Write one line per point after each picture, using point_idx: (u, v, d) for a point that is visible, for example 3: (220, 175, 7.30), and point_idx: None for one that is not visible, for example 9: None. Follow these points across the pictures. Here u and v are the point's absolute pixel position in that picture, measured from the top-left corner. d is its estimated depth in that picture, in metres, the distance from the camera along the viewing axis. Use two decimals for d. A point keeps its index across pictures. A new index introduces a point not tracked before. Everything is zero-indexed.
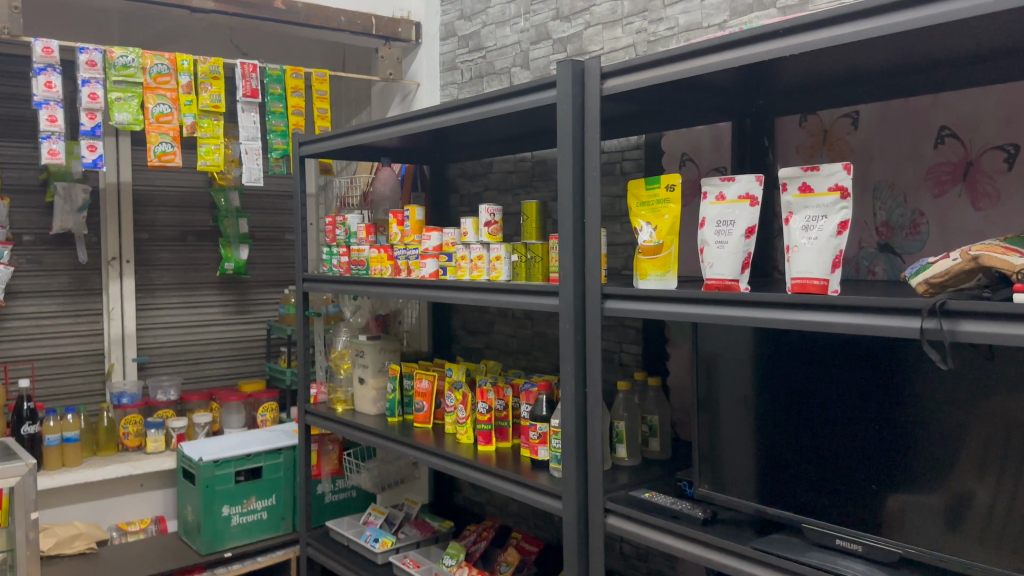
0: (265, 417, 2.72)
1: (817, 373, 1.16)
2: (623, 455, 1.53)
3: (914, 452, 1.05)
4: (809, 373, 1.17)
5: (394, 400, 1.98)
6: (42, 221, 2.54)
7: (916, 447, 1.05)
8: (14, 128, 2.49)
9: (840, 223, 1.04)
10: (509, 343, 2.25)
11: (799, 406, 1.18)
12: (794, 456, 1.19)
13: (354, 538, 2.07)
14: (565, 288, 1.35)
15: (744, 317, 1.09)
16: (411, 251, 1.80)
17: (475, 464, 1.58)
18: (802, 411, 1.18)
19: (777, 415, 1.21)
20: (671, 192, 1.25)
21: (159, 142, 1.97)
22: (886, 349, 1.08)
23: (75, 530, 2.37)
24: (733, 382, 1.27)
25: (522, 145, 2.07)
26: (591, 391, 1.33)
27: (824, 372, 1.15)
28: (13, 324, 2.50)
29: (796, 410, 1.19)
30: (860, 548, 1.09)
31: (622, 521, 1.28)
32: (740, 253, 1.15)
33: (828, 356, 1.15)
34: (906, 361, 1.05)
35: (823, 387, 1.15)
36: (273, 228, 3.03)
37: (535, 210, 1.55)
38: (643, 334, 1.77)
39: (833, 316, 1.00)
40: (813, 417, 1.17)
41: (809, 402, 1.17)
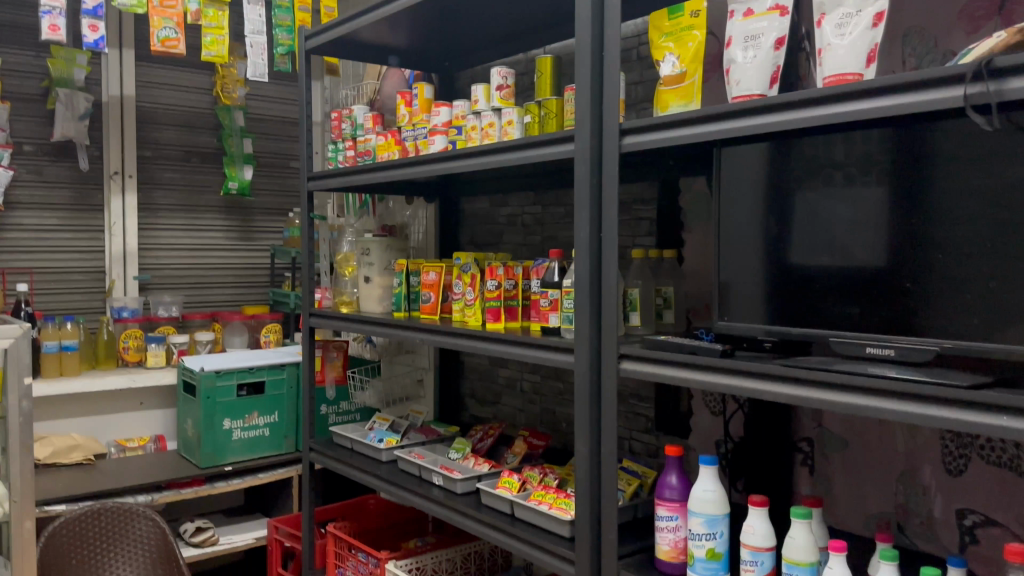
0: (268, 338, 2.67)
1: (834, 205, 1.08)
2: (637, 323, 1.49)
3: (945, 234, 0.96)
4: (826, 203, 1.08)
5: (400, 294, 1.93)
6: (43, 131, 2.49)
7: (947, 226, 0.95)
8: (16, 33, 2.44)
9: (877, 14, 0.98)
10: (519, 250, 2.20)
11: (815, 239, 1.10)
12: (806, 297, 1.10)
13: (358, 440, 2.02)
14: (582, 130, 1.28)
15: (773, 125, 1.03)
16: (420, 130, 1.75)
17: (483, 334, 1.53)
18: (815, 249, 1.10)
19: (791, 257, 1.12)
20: (695, 19, 1.19)
21: (163, 27, 1.91)
22: (902, 170, 1.00)
23: (73, 442, 2.31)
24: (743, 232, 1.19)
25: (535, 39, 2.02)
26: (606, 235, 1.26)
27: (842, 202, 1.07)
28: (12, 235, 2.45)
29: (811, 244, 1.10)
30: (892, 352, 0.99)
31: (636, 364, 1.22)
32: (770, 65, 1.09)
33: (846, 183, 1.06)
34: (927, 178, 0.98)
35: (840, 219, 1.07)
36: (279, 155, 2.98)
37: (549, 65, 1.52)
38: (658, 219, 1.72)
39: (867, 104, 0.94)
40: (830, 250, 1.08)
41: (825, 237, 1.08)
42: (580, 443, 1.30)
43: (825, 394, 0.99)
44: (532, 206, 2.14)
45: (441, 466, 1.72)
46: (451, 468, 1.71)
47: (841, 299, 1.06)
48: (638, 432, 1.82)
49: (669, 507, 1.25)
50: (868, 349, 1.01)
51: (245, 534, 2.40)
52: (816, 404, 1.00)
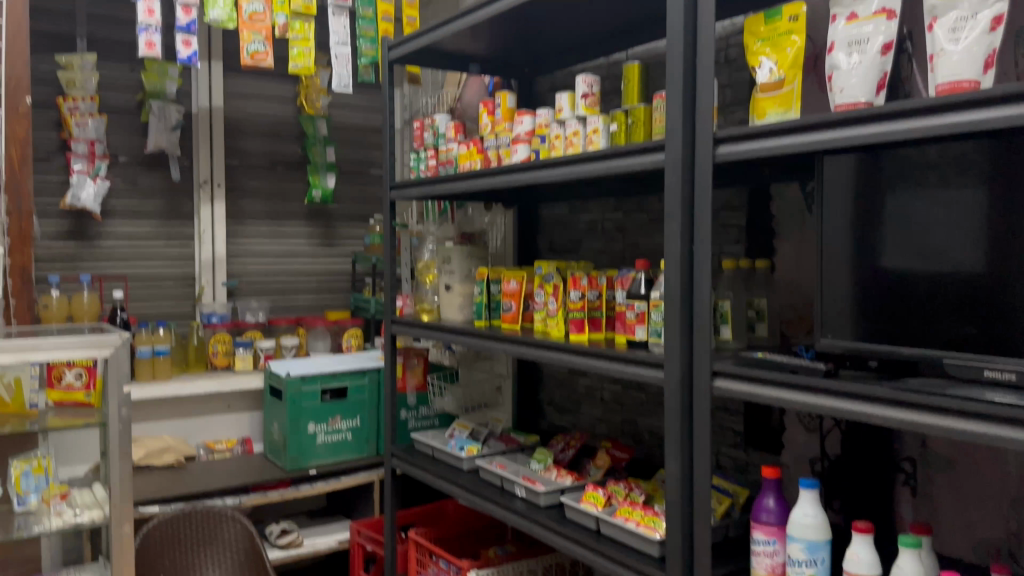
0: (350, 343, 2.71)
1: (923, 278, 1.02)
2: (728, 337, 1.43)
3: None
4: (916, 263, 1.03)
5: (481, 303, 1.95)
6: (137, 142, 2.58)
7: None
8: (113, 48, 2.53)
9: (995, 17, 0.93)
10: (599, 257, 2.16)
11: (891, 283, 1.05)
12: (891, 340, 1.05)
13: (439, 448, 2.05)
14: (673, 136, 1.24)
15: (878, 136, 0.99)
16: (502, 139, 1.74)
17: (568, 348, 1.53)
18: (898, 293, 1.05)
19: (874, 303, 1.07)
20: (795, 22, 1.15)
21: (253, 40, 1.97)
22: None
23: (164, 444, 2.40)
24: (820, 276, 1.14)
25: (615, 43, 1.97)
26: (701, 248, 1.22)
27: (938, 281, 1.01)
28: (109, 242, 2.54)
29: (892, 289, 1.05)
30: (1013, 376, 0.91)
31: (732, 383, 1.19)
32: (877, 71, 1.04)
33: (936, 264, 1.01)
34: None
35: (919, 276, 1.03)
36: (360, 162, 3.02)
37: (636, 72, 1.49)
38: (746, 227, 1.68)
39: (989, 113, 0.89)
40: (906, 302, 1.04)
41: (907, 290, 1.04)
42: (671, 461, 1.26)
43: (934, 417, 0.94)
44: (613, 212, 2.11)
45: (524, 477, 1.72)
46: (534, 479, 1.71)
47: (925, 315, 1.02)
48: (727, 447, 1.77)
49: (766, 531, 1.22)
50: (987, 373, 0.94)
51: (329, 537, 2.43)
52: (929, 431, 0.95)
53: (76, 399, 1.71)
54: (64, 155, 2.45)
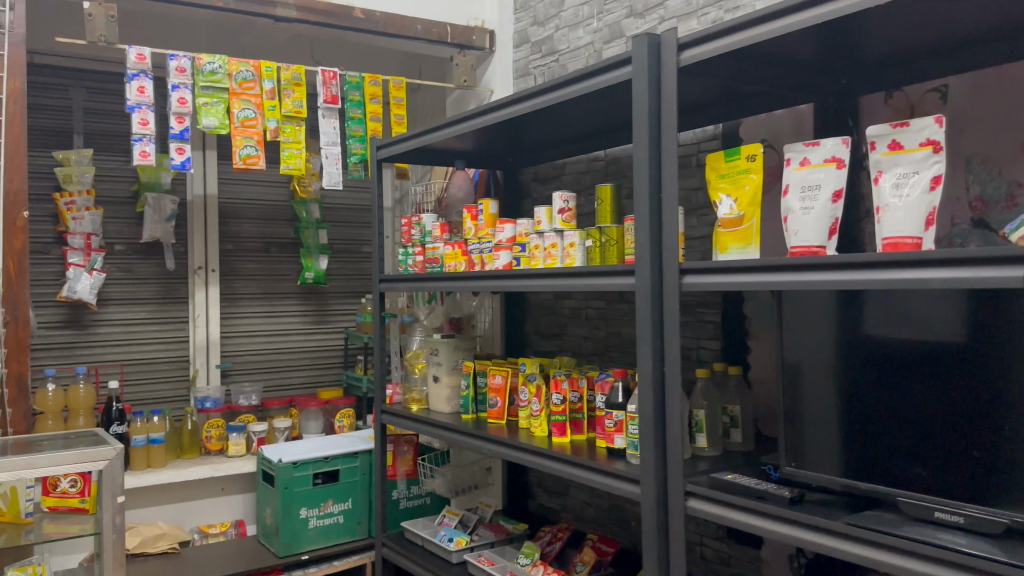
0: (341, 423, 2.75)
1: (908, 349, 1.11)
2: (703, 445, 1.48)
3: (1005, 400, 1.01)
4: (901, 334, 1.12)
5: (468, 397, 1.98)
6: (132, 231, 2.65)
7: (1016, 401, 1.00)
8: (109, 142, 2.61)
9: (934, 177, 1.00)
10: (583, 344, 2.21)
11: (874, 351, 1.15)
12: (875, 405, 1.15)
13: (428, 538, 2.08)
14: (642, 264, 1.32)
15: (830, 283, 1.04)
16: (485, 244, 1.81)
17: (550, 453, 1.57)
18: (882, 364, 1.14)
19: (862, 370, 1.17)
20: (751, 162, 1.22)
21: (244, 145, 2.03)
22: (980, 334, 1.04)
23: (159, 531, 2.42)
24: (810, 346, 1.23)
25: (595, 142, 2.05)
26: (670, 372, 1.28)
27: (924, 355, 1.10)
28: (104, 330, 2.60)
29: (880, 360, 1.15)
30: (962, 520, 1.02)
31: (704, 503, 1.24)
32: (828, 218, 1.11)
33: (921, 337, 1.10)
34: (1009, 328, 1.01)
35: (905, 347, 1.12)
36: (352, 241, 3.09)
37: (609, 194, 1.59)
38: (721, 327, 1.73)
39: (930, 273, 0.95)
40: (895, 373, 1.13)
41: (890, 361, 1.13)
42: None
43: (890, 555, 0.99)
44: (596, 301, 2.16)
45: None
46: None
47: (890, 433, 1.13)
48: (709, 538, 1.80)
49: None
50: (937, 513, 1.05)
51: None
52: (884, 567, 0.99)
53: (71, 505, 1.70)
54: (60, 246, 2.51)
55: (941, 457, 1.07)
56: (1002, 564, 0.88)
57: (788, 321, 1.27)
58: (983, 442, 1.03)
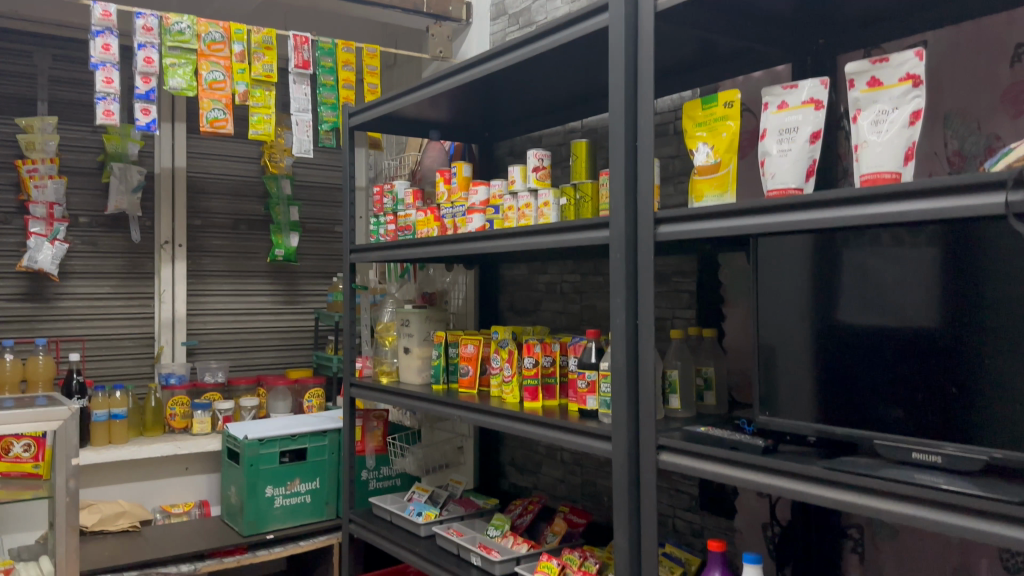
0: (311, 403, 2.70)
1: (881, 324, 1.06)
2: (677, 405, 1.46)
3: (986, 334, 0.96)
4: (872, 311, 1.07)
5: (439, 366, 1.94)
6: (97, 203, 2.58)
7: (996, 333, 0.95)
8: (75, 111, 2.54)
9: (914, 112, 0.97)
10: (557, 319, 2.18)
11: (847, 323, 1.10)
12: (844, 382, 1.10)
13: (397, 512, 2.04)
14: (616, 217, 1.29)
15: (807, 222, 1.02)
16: (458, 208, 1.78)
17: (521, 416, 1.54)
18: (853, 339, 1.09)
19: (834, 341, 1.11)
20: (729, 109, 1.20)
21: (212, 108, 1.99)
22: (960, 265, 0.98)
23: (119, 508, 2.35)
24: (782, 318, 1.18)
25: (573, 112, 2.02)
26: (643, 324, 1.25)
27: (896, 331, 1.04)
28: (66, 304, 2.52)
29: (851, 337, 1.09)
30: (940, 459, 0.98)
31: (678, 457, 1.20)
32: (806, 159, 1.09)
33: (893, 312, 1.05)
34: (985, 306, 0.96)
35: (877, 322, 1.06)
36: (324, 220, 3.04)
37: (584, 149, 1.55)
38: (697, 295, 1.71)
39: (908, 205, 0.92)
40: (866, 349, 1.08)
41: (861, 335, 1.08)
42: (618, 534, 1.27)
43: (864, 498, 0.96)
44: (570, 274, 2.13)
45: (480, 546, 1.72)
46: (490, 547, 1.71)
47: (865, 378, 1.08)
48: (681, 509, 1.78)
49: None
50: (915, 454, 1.00)
51: None
52: (859, 510, 0.97)
53: (24, 471, 1.63)
54: (22, 216, 2.44)
55: (917, 398, 1.02)
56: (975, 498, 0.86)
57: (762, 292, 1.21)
58: (961, 378, 0.98)
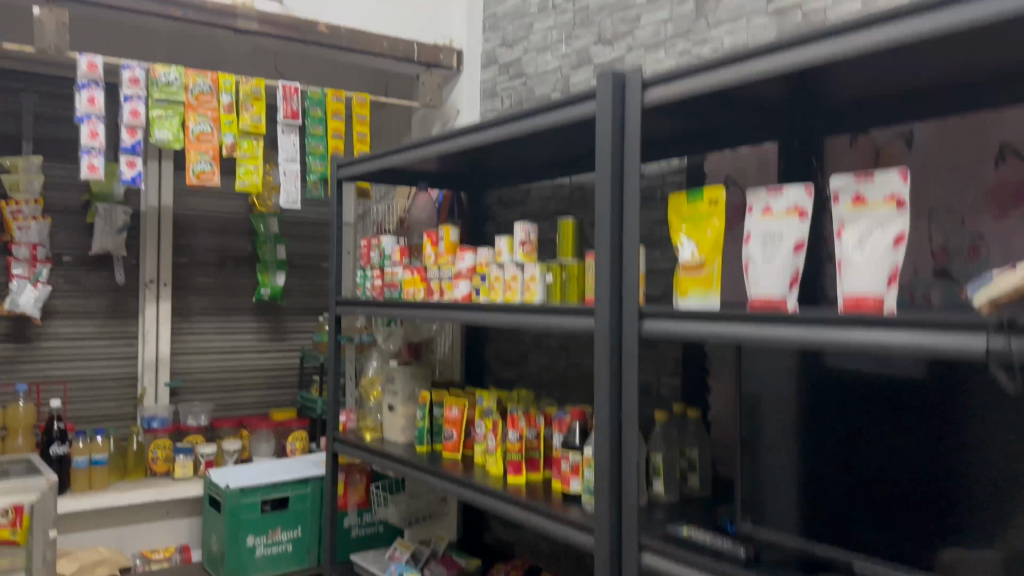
0: (294, 445, 2.68)
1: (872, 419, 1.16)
2: (660, 490, 1.45)
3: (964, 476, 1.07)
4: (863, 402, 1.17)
5: (423, 428, 1.92)
6: (81, 242, 2.55)
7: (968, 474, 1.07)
8: (59, 149, 2.52)
9: (897, 235, 0.97)
10: (543, 374, 2.16)
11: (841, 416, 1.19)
12: (837, 470, 1.19)
13: (379, 571, 2.01)
14: (600, 308, 1.27)
15: (793, 338, 1.01)
16: (444, 272, 1.76)
17: (503, 495, 1.51)
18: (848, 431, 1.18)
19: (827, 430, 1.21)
20: (715, 206, 1.19)
21: (198, 160, 1.96)
22: (937, 408, 1.11)
23: (98, 556, 2.30)
24: (777, 407, 1.28)
25: (561, 170, 2.01)
26: (627, 421, 1.24)
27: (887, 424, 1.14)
28: (48, 344, 2.50)
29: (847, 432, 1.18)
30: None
31: (658, 558, 1.19)
32: (789, 268, 1.07)
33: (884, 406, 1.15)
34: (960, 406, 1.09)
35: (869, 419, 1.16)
36: (310, 257, 3.02)
37: (571, 230, 1.55)
38: (682, 365, 1.70)
39: (891, 335, 0.91)
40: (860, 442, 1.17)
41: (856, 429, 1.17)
42: None
43: None
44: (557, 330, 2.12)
45: None
46: None
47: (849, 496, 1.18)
48: None
49: None
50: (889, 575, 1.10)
51: None
52: None
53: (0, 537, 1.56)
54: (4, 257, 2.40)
55: (895, 523, 1.12)
56: None
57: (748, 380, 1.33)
58: (937, 511, 1.08)
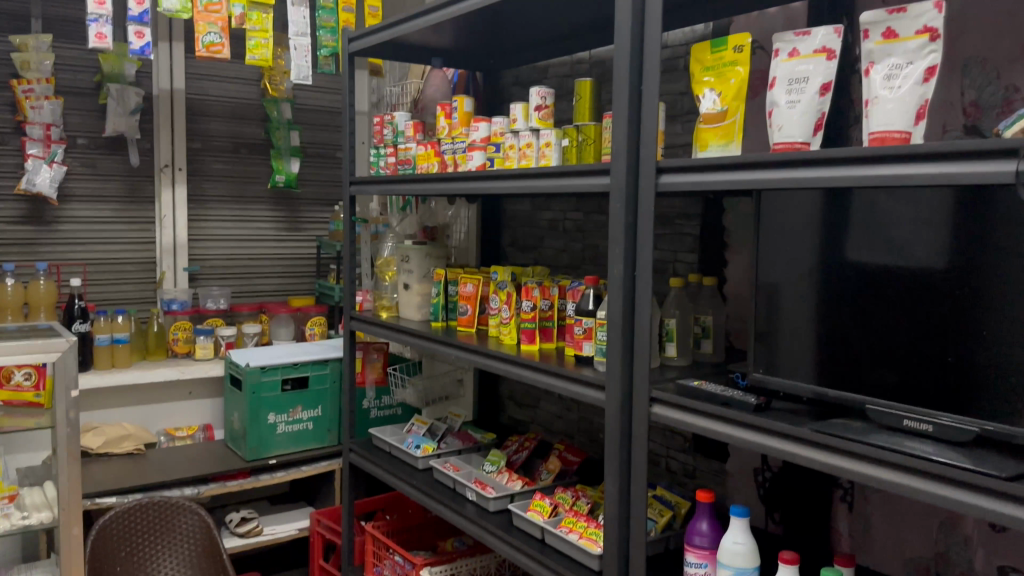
0: (313, 331, 2.73)
1: (889, 278, 1.06)
2: (673, 354, 1.46)
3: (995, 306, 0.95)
4: (878, 259, 1.08)
5: (439, 304, 1.94)
6: (95, 124, 2.52)
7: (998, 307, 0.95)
8: (68, 29, 2.45)
9: (929, 68, 0.93)
10: (559, 256, 2.15)
11: (853, 276, 1.11)
12: (852, 320, 1.11)
13: (396, 444, 2.07)
14: (618, 164, 1.26)
15: (812, 179, 0.99)
16: (459, 144, 1.74)
17: (517, 360, 1.54)
18: (859, 292, 1.10)
19: (839, 287, 1.12)
20: (739, 53, 1.15)
21: (208, 32, 1.92)
22: (971, 236, 0.98)
23: (124, 431, 2.39)
24: (788, 276, 1.20)
25: (581, 41, 1.94)
26: (641, 278, 1.24)
27: (904, 280, 1.05)
28: (67, 226, 2.51)
29: (857, 292, 1.10)
30: (932, 428, 0.98)
31: (668, 409, 1.22)
32: (815, 112, 1.04)
33: (900, 263, 1.05)
34: (991, 236, 0.96)
35: (885, 276, 1.07)
36: (325, 145, 2.97)
37: (588, 89, 1.50)
38: (700, 239, 1.68)
39: (915, 168, 0.89)
40: (870, 297, 1.09)
41: (868, 289, 1.09)
42: (609, 482, 1.29)
43: (856, 464, 0.96)
44: (574, 212, 2.09)
45: (475, 481, 1.75)
46: (485, 483, 1.74)
47: (867, 338, 1.09)
48: (675, 450, 1.79)
49: (698, 554, 1.25)
50: (907, 422, 1.01)
51: (288, 524, 2.44)
52: (846, 474, 0.97)
53: (26, 399, 1.64)
54: (19, 137, 2.40)
55: (911, 368, 1.03)
56: (962, 470, 0.86)
57: (760, 242, 1.24)
58: (959, 350, 0.99)
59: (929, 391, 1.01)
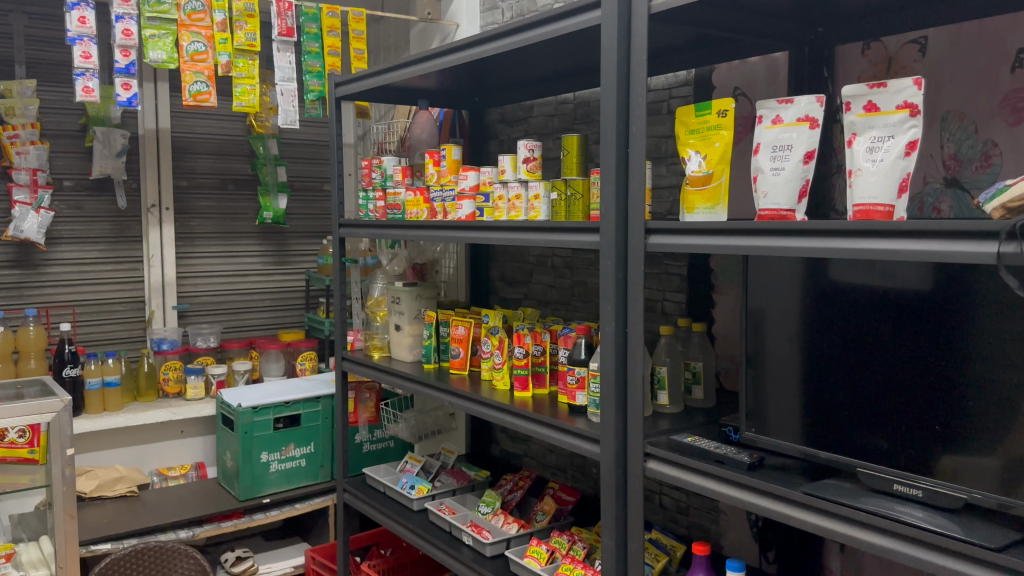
0: (303, 366, 2.74)
1: (877, 304, 1.09)
2: (665, 402, 1.48)
3: (973, 370, 0.98)
4: (867, 289, 1.10)
5: (430, 346, 1.94)
6: (81, 166, 2.52)
7: (978, 371, 0.98)
8: (53, 72, 2.45)
9: (909, 142, 0.96)
10: (548, 292, 2.17)
11: (842, 306, 1.13)
12: (840, 380, 1.14)
13: (390, 485, 2.08)
14: (607, 222, 1.28)
15: (798, 251, 1.02)
16: (448, 192, 1.75)
17: (511, 408, 1.55)
18: (848, 324, 1.13)
19: (827, 341, 1.15)
20: (722, 118, 1.18)
21: (195, 81, 1.99)
22: (947, 305, 1.01)
23: (116, 474, 2.39)
24: (778, 332, 1.22)
25: (564, 83, 1.95)
26: (632, 333, 1.27)
27: (892, 309, 1.07)
28: (55, 270, 2.51)
29: (845, 352, 1.13)
30: (921, 494, 1.03)
31: (662, 465, 1.25)
32: (799, 179, 1.07)
33: (888, 291, 1.08)
34: (971, 302, 0.99)
35: (874, 304, 1.09)
36: (313, 178, 2.98)
37: (575, 143, 1.54)
38: (687, 281, 1.70)
39: (898, 244, 0.93)
40: (854, 356, 1.12)
41: (857, 318, 1.11)
42: (606, 535, 1.32)
43: (850, 528, 1.01)
44: (562, 249, 2.11)
45: (471, 525, 1.77)
46: (481, 527, 1.75)
47: (856, 398, 1.12)
48: (668, 488, 1.80)
49: None
50: (897, 485, 1.05)
51: (284, 562, 2.44)
52: (841, 537, 1.02)
53: (20, 456, 1.64)
54: (5, 181, 2.39)
55: (901, 432, 1.06)
56: (952, 538, 0.90)
57: (749, 295, 1.27)
58: (944, 416, 1.02)
59: (913, 455, 1.05)
